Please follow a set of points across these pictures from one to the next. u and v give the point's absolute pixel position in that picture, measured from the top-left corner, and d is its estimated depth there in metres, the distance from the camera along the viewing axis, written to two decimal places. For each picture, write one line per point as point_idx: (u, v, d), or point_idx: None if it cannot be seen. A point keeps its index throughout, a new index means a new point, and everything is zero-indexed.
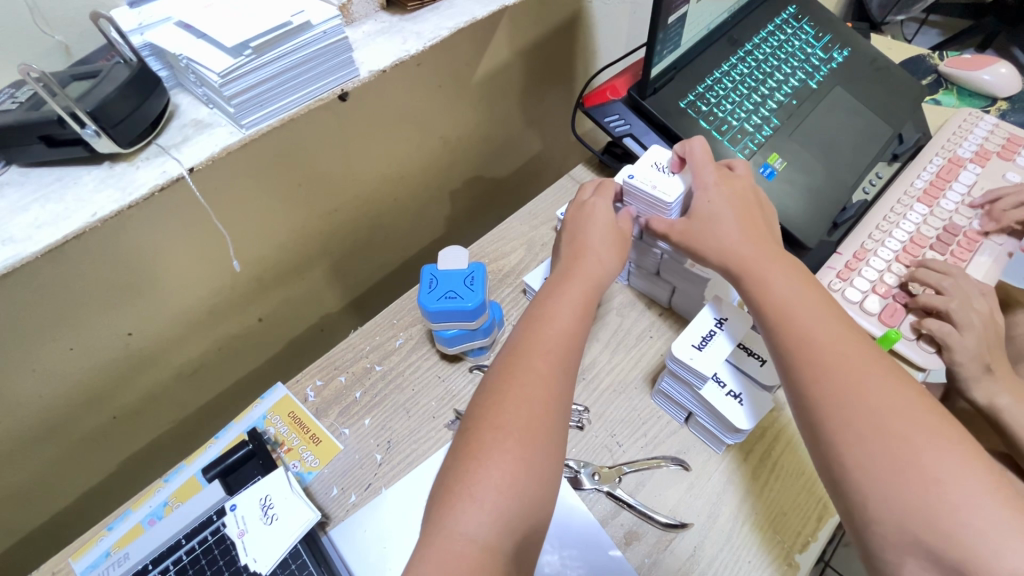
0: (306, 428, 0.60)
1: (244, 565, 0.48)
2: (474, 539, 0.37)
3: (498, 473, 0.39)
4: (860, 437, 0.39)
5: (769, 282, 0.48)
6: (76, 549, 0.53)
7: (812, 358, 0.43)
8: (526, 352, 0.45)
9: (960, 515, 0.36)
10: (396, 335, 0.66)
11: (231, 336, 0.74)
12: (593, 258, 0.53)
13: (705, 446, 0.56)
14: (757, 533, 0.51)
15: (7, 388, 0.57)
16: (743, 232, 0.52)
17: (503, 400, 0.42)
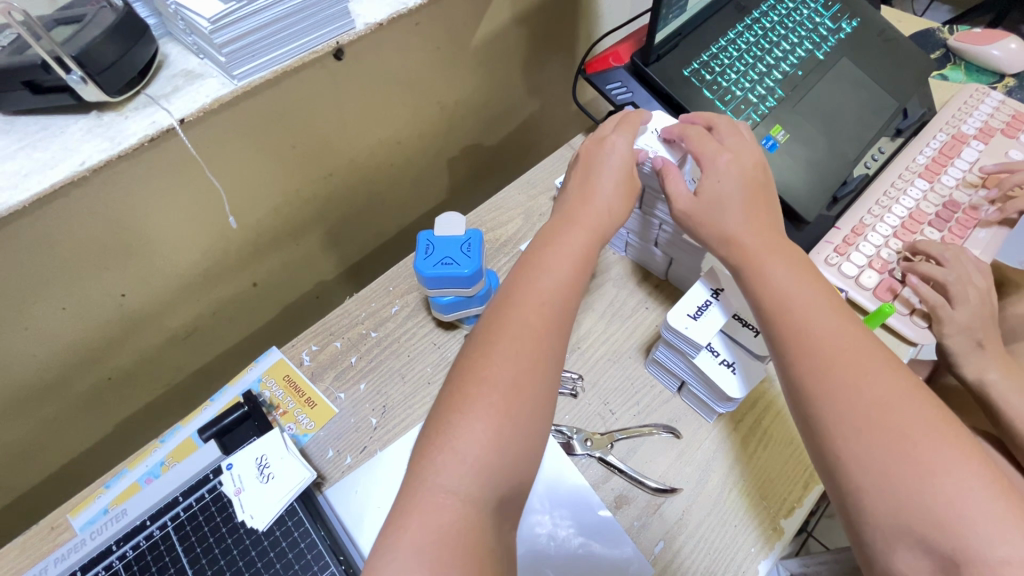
0: (301, 392, 0.61)
1: (241, 522, 0.49)
2: (466, 499, 0.37)
3: (486, 431, 0.39)
4: (847, 411, 0.40)
5: (768, 263, 0.48)
6: (74, 505, 0.54)
7: (804, 330, 0.44)
8: (519, 314, 0.44)
9: (942, 497, 0.36)
10: (392, 302, 0.67)
11: (227, 300, 0.73)
12: (597, 202, 0.52)
13: (696, 415, 0.57)
14: (743, 499, 0.52)
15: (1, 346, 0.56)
16: (746, 204, 0.51)
17: (494, 349, 0.42)
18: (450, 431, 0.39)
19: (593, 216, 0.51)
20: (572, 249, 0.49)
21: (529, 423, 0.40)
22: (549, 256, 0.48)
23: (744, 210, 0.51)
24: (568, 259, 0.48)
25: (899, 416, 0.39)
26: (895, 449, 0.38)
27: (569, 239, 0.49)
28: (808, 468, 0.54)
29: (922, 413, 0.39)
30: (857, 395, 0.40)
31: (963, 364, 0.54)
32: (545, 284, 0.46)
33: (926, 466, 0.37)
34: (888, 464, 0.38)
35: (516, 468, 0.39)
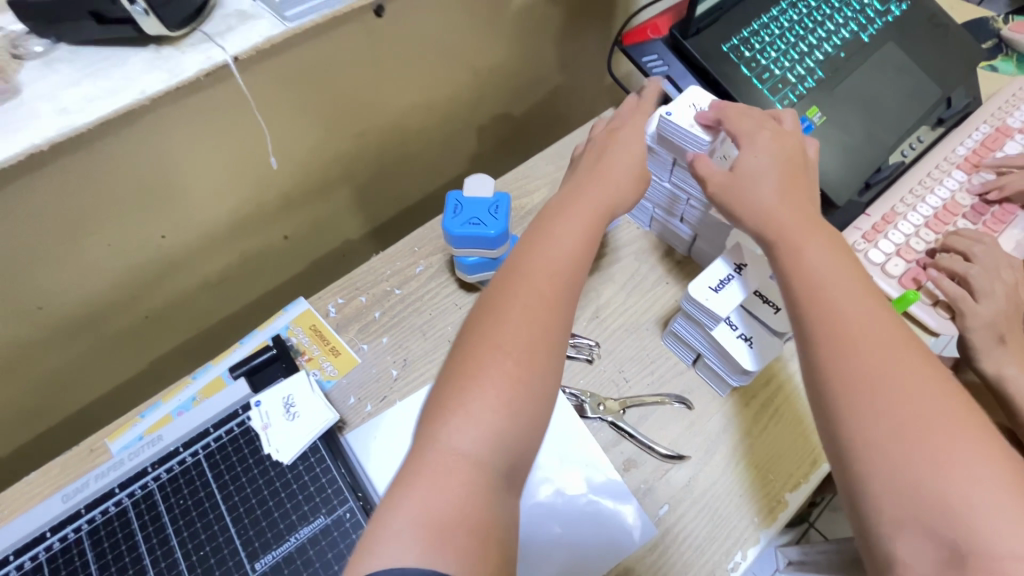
0: (327, 341, 0.63)
1: (266, 455, 0.51)
2: (465, 466, 0.38)
3: (496, 391, 0.40)
4: (858, 391, 0.40)
5: (802, 250, 0.47)
6: (112, 431, 0.57)
7: (822, 310, 0.43)
8: (525, 284, 0.45)
9: (962, 493, 0.35)
10: (416, 262, 0.69)
11: (258, 251, 0.76)
12: (609, 185, 0.53)
13: (709, 389, 0.58)
14: (750, 474, 0.53)
15: (49, 277, 0.59)
16: (777, 183, 0.51)
17: (505, 320, 0.43)
18: (465, 383, 0.41)
19: (606, 198, 0.52)
20: (578, 228, 0.49)
21: (533, 393, 0.41)
22: (557, 234, 0.49)
23: (773, 186, 0.50)
24: (573, 236, 0.48)
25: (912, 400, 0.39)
26: (902, 431, 0.38)
27: (579, 218, 0.50)
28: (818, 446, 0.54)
29: (937, 400, 0.39)
30: (868, 376, 0.40)
31: (982, 357, 0.55)
32: (556, 261, 0.47)
33: (933, 449, 0.37)
34: (890, 447, 0.38)
35: (519, 436, 0.40)
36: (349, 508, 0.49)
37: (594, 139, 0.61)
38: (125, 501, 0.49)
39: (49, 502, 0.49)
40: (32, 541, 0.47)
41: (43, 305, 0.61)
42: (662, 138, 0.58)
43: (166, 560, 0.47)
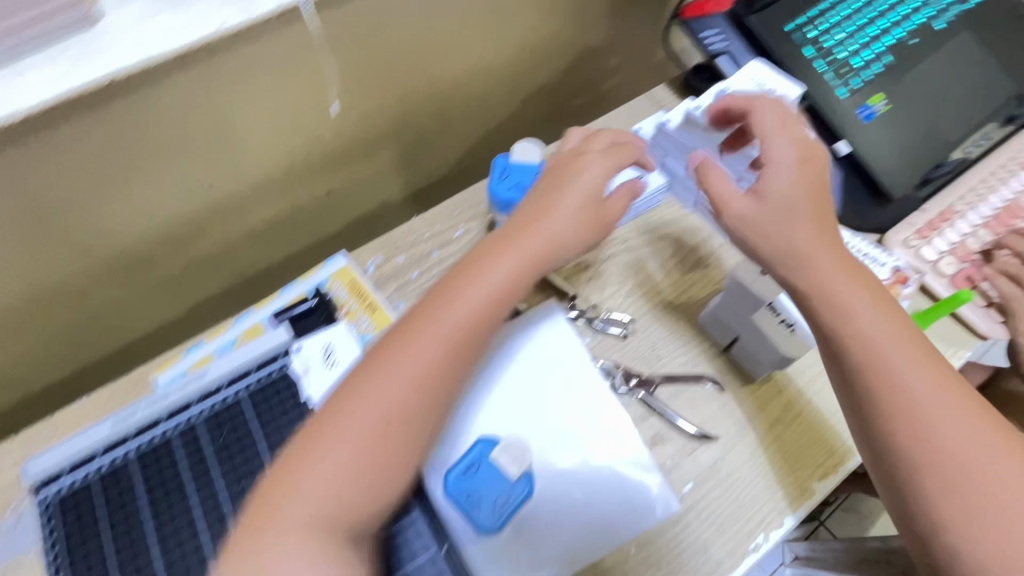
0: (364, 296, 0.63)
1: (304, 399, 0.53)
2: (331, 496, 0.41)
3: (366, 428, 0.43)
4: (914, 445, 0.44)
5: (833, 287, 0.47)
6: (159, 364, 0.60)
7: (879, 357, 0.45)
8: (410, 337, 0.46)
9: (986, 490, 0.42)
10: (456, 226, 0.69)
11: (301, 205, 0.77)
12: (538, 232, 0.49)
13: (742, 374, 0.57)
14: (775, 460, 0.53)
15: (105, 214, 0.61)
16: (806, 212, 0.49)
17: (361, 388, 0.44)
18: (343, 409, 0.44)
19: (533, 248, 0.49)
20: (491, 282, 0.48)
21: (389, 450, 0.43)
22: (477, 267, 0.49)
23: (804, 221, 0.48)
24: (477, 298, 0.47)
25: (956, 442, 0.43)
26: (954, 472, 0.43)
27: (499, 273, 0.48)
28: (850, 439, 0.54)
29: (980, 438, 0.43)
30: (924, 425, 0.44)
31: None
32: (447, 323, 0.46)
33: (983, 485, 0.42)
34: (945, 485, 0.42)
35: (372, 490, 0.43)
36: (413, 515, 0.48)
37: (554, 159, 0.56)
38: (169, 432, 0.51)
39: (101, 424, 0.51)
40: (84, 459, 0.49)
41: (97, 239, 0.62)
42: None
43: (206, 489, 0.50)
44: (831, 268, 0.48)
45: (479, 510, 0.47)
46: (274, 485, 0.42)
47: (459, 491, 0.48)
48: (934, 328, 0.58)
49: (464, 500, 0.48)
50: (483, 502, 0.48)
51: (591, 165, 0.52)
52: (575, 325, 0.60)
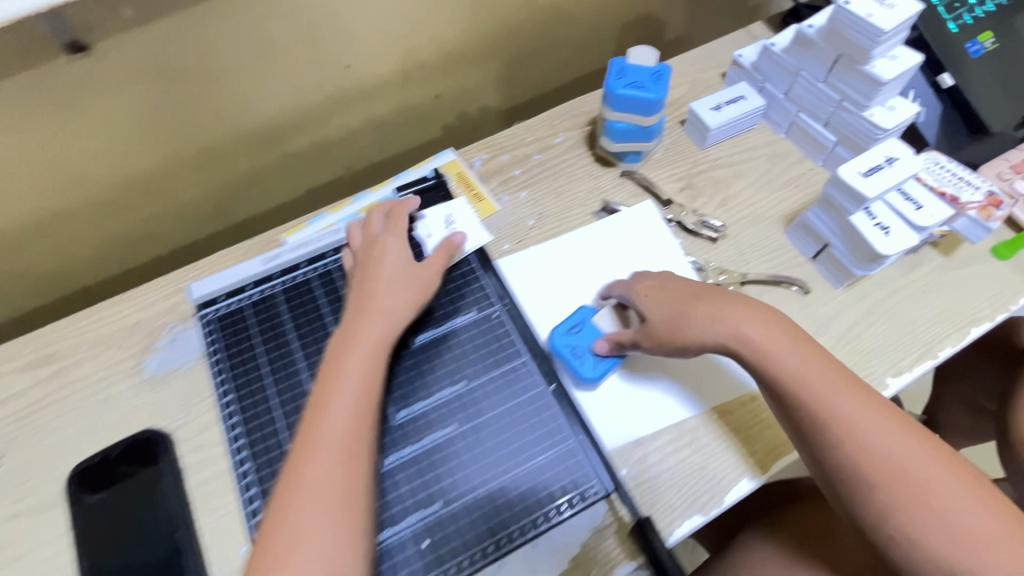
0: (471, 187, 0.68)
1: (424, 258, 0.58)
2: (312, 540, 0.39)
3: (339, 432, 0.43)
4: (843, 451, 0.45)
5: (743, 329, 0.49)
6: (288, 228, 0.65)
7: (793, 379, 0.47)
8: (336, 369, 0.46)
9: (966, 532, 0.42)
10: (555, 134, 0.73)
11: (410, 106, 0.78)
12: (377, 315, 0.50)
13: (825, 281, 0.61)
14: (854, 354, 0.57)
15: (253, 82, 0.62)
16: (708, 308, 0.50)
17: (307, 441, 0.43)
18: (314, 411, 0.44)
19: (378, 332, 0.49)
20: (355, 361, 0.47)
21: (335, 532, 0.40)
22: (384, 287, 0.51)
23: (716, 309, 0.50)
24: (359, 350, 0.47)
25: (885, 443, 0.45)
26: (885, 470, 0.44)
27: (387, 299, 0.51)
28: (927, 344, 0.58)
29: (899, 433, 0.45)
30: (841, 431, 0.45)
31: None
32: (353, 355, 0.47)
33: (915, 478, 0.43)
34: (882, 488, 0.44)
35: (340, 530, 0.40)
36: (526, 361, 0.53)
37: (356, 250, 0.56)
38: (309, 273, 0.59)
39: (251, 262, 0.59)
40: (237, 290, 0.58)
41: (239, 114, 0.65)
42: (829, 32, 0.60)
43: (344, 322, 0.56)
44: (765, 337, 0.49)
45: (581, 360, 0.53)
46: (276, 505, 0.41)
47: (564, 345, 0.53)
48: (1019, 256, 0.62)
49: (568, 351, 0.53)
50: (585, 355, 0.53)
51: (385, 241, 0.55)
52: (672, 228, 0.64)
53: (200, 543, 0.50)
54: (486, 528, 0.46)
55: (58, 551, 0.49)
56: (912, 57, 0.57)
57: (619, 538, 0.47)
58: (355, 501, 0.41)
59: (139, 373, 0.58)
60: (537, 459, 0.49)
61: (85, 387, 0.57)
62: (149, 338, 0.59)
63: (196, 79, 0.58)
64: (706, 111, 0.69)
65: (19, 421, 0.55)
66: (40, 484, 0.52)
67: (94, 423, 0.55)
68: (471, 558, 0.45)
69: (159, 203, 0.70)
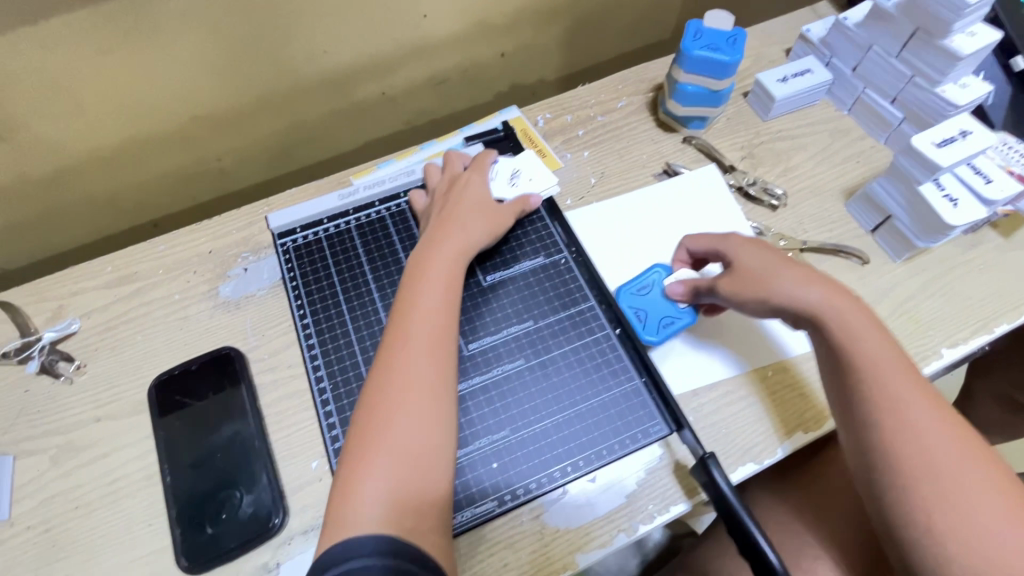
0: (535, 143, 0.69)
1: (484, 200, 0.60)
2: (402, 460, 0.42)
3: (427, 338, 0.46)
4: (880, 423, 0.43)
5: (815, 293, 0.49)
6: (356, 172, 0.66)
7: (855, 351, 0.46)
8: (415, 291, 0.49)
9: (989, 537, 0.39)
10: (619, 98, 0.73)
11: (473, 65, 0.79)
12: (459, 226, 0.54)
13: (884, 254, 0.62)
14: (909, 325, 0.58)
15: (333, 25, 0.64)
16: (796, 272, 0.50)
17: (389, 360, 0.45)
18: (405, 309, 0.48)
19: (460, 242, 0.53)
20: (433, 282, 0.49)
21: (423, 449, 0.42)
22: (461, 215, 0.55)
23: (803, 275, 0.50)
24: (442, 263, 0.51)
25: (929, 431, 0.42)
26: (918, 458, 0.42)
27: (466, 219, 0.55)
28: (982, 320, 0.58)
29: (949, 429, 0.43)
30: (889, 402, 0.44)
31: None
32: (428, 283, 0.49)
33: (953, 483, 0.40)
34: (914, 482, 0.41)
35: (423, 446, 0.42)
36: (592, 306, 0.55)
37: (433, 186, 0.60)
38: (383, 212, 0.62)
39: (329, 196, 0.62)
40: (314, 222, 0.61)
41: (315, 57, 0.67)
42: (909, 5, 0.60)
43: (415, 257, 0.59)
44: (837, 299, 0.48)
45: (643, 321, 0.54)
46: (361, 431, 0.43)
47: (629, 305, 0.55)
48: None
49: (632, 313, 0.55)
50: (649, 318, 0.55)
51: (470, 175, 0.59)
52: (733, 194, 0.66)
53: (272, 457, 0.51)
54: (552, 454, 0.48)
55: (141, 453, 0.52)
56: (991, 34, 0.57)
57: (679, 478, 0.49)
58: (445, 395, 0.45)
59: (213, 298, 0.60)
60: (600, 396, 0.51)
61: (163, 307, 0.60)
62: (223, 266, 0.62)
63: (282, 16, 0.60)
64: (772, 82, 0.70)
65: (102, 333, 0.58)
66: (124, 391, 0.55)
67: (172, 340, 0.58)
68: (538, 481, 0.47)
69: (230, 141, 0.72)
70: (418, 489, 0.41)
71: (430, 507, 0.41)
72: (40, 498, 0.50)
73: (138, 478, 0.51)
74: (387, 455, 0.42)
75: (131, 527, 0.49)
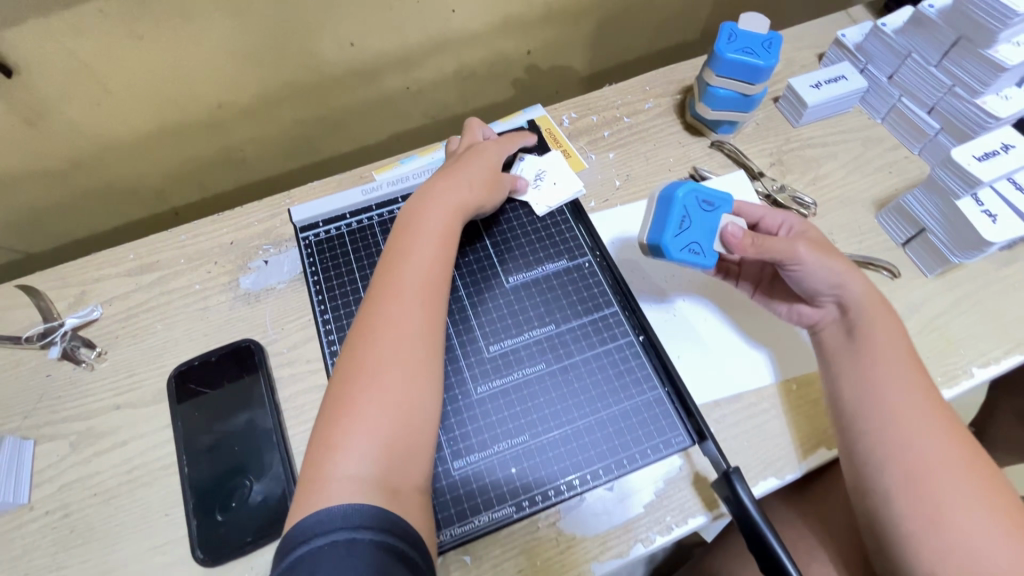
0: (560, 143, 0.68)
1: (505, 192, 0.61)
2: (387, 413, 0.41)
3: (418, 295, 0.46)
4: (881, 418, 0.45)
5: (851, 290, 0.49)
6: (378, 167, 0.66)
7: (867, 352, 0.47)
8: (406, 247, 0.49)
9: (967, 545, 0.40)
10: (646, 99, 0.72)
11: (498, 61, 0.78)
12: (455, 182, 0.53)
13: (915, 268, 0.60)
14: (939, 341, 0.56)
15: (361, 17, 0.63)
16: (842, 266, 0.50)
17: (378, 314, 0.45)
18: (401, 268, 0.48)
19: (455, 200, 0.52)
20: (426, 239, 0.49)
21: (408, 405, 0.42)
22: (460, 173, 0.54)
23: (849, 269, 0.49)
24: (434, 220, 0.51)
25: (925, 436, 0.44)
26: (910, 458, 0.43)
27: (462, 177, 0.54)
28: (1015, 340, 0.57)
29: (946, 440, 0.44)
30: (892, 399, 0.45)
31: None
32: (422, 239, 0.49)
33: (940, 491, 0.42)
34: (902, 484, 0.43)
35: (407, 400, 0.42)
36: (615, 312, 0.54)
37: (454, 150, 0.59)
38: None
39: (352, 191, 0.61)
40: (336, 217, 0.61)
41: (341, 49, 0.66)
42: (953, 13, 0.58)
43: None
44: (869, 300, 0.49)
45: (680, 232, 0.50)
46: (346, 382, 0.43)
47: (687, 207, 0.50)
48: None
49: (679, 216, 0.50)
50: (688, 232, 0.50)
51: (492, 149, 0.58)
52: (761, 201, 0.65)
53: (289, 450, 0.51)
54: (571, 462, 0.48)
55: (159, 443, 0.52)
56: None
57: (698, 490, 0.48)
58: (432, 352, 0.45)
59: (234, 289, 0.60)
60: (622, 405, 0.50)
61: (184, 296, 0.60)
62: (244, 257, 0.62)
63: (311, 7, 0.59)
64: (805, 88, 0.68)
65: (124, 320, 0.58)
66: (143, 379, 0.55)
67: (192, 330, 0.58)
68: (556, 488, 0.47)
69: (253, 132, 0.72)
70: (399, 442, 0.41)
71: (409, 463, 0.41)
72: (59, 483, 0.51)
73: (156, 467, 0.51)
74: (381, 403, 0.41)
75: (148, 516, 0.49)
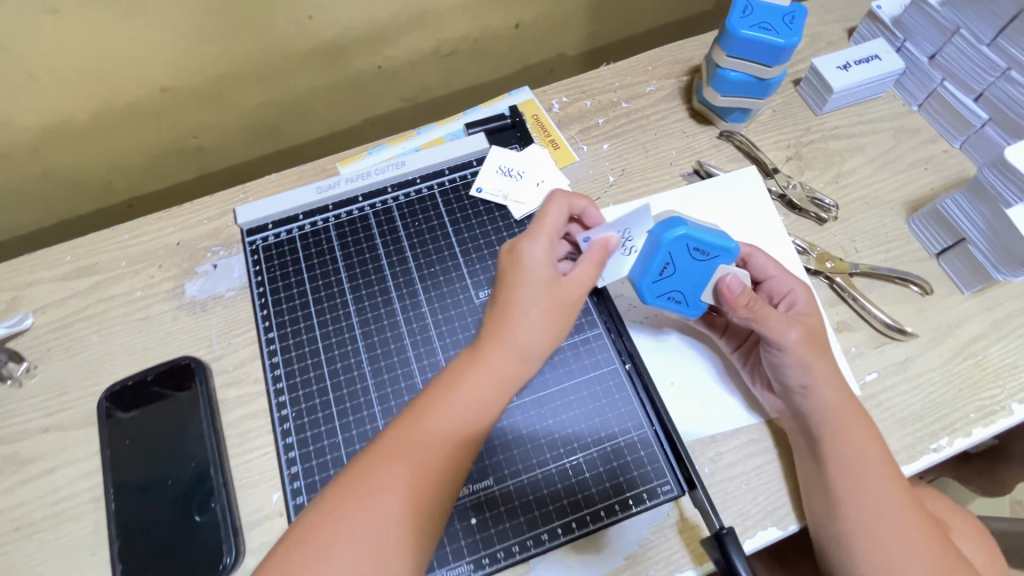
0: (547, 132, 0.60)
1: (470, 192, 0.55)
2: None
3: (436, 463, 0.37)
4: (852, 543, 0.40)
5: (821, 390, 0.42)
6: (343, 158, 0.59)
7: (839, 459, 0.41)
8: (449, 396, 0.39)
9: None
10: (648, 82, 0.63)
11: (483, 36, 0.70)
12: (532, 327, 0.42)
13: (950, 283, 0.53)
14: (973, 371, 0.49)
15: None
16: (823, 371, 0.43)
17: (392, 467, 0.36)
18: (422, 412, 0.38)
19: (528, 352, 0.42)
20: (476, 395, 0.39)
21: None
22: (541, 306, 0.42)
23: (831, 376, 0.42)
24: (498, 377, 0.40)
25: (898, 548, 0.39)
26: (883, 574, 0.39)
27: (551, 320, 0.42)
28: None
29: (919, 547, 0.39)
30: (861, 519, 0.40)
31: None
32: (478, 394, 0.39)
33: None
34: None
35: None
36: (599, 333, 0.49)
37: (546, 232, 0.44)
38: (366, 210, 0.55)
39: (306, 189, 0.55)
40: (287, 219, 0.54)
41: (299, 24, 0.58)
42: None
43: (401, 266, 0.52)
44: (839, 398, 0.42)
45: (659, 278, 0.44)
46: (316, 526, 0.34)
47: (674, 252, 0.43)
48: None
49: (661, 263, 0.44)
50: (669, 280, 0.44)
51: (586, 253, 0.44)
52: (774, 202, 0.56)
53: (228, 483, 0.46)
54: (541, 511, 0.42)
55: (90, 471, 0.47)
56: None
57: (686, 541, 0.42)
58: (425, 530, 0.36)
59: (178, 297, 0.54)
60: (601, 447, 0.44)
61: (123, 304, 0.54)
62: (191, 261, 0.55)
63: None
64: (831, 70, 0.59)
65: (56, 331, 0.53)
66: (74, 399, 0.50)
67: (131, 342, 0.52)
68: (522, 543, 0.41)
69: (207, 117, 0.64)
70: None
71: None
72: None
73: (84, 500, 0.46)
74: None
75: (73, 555, 0.44)
